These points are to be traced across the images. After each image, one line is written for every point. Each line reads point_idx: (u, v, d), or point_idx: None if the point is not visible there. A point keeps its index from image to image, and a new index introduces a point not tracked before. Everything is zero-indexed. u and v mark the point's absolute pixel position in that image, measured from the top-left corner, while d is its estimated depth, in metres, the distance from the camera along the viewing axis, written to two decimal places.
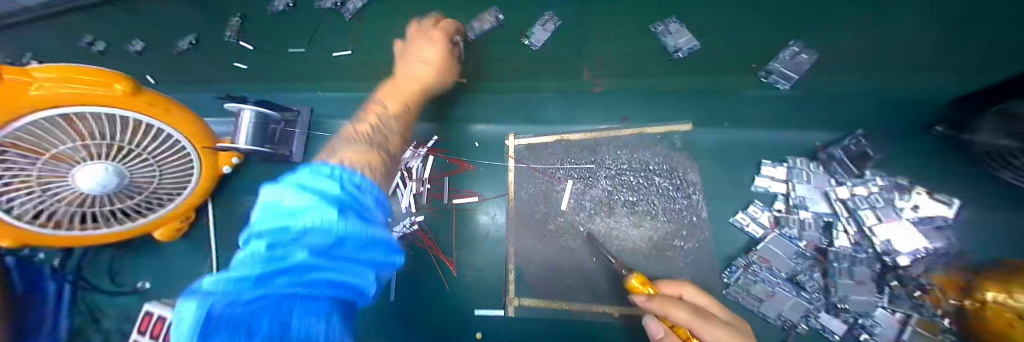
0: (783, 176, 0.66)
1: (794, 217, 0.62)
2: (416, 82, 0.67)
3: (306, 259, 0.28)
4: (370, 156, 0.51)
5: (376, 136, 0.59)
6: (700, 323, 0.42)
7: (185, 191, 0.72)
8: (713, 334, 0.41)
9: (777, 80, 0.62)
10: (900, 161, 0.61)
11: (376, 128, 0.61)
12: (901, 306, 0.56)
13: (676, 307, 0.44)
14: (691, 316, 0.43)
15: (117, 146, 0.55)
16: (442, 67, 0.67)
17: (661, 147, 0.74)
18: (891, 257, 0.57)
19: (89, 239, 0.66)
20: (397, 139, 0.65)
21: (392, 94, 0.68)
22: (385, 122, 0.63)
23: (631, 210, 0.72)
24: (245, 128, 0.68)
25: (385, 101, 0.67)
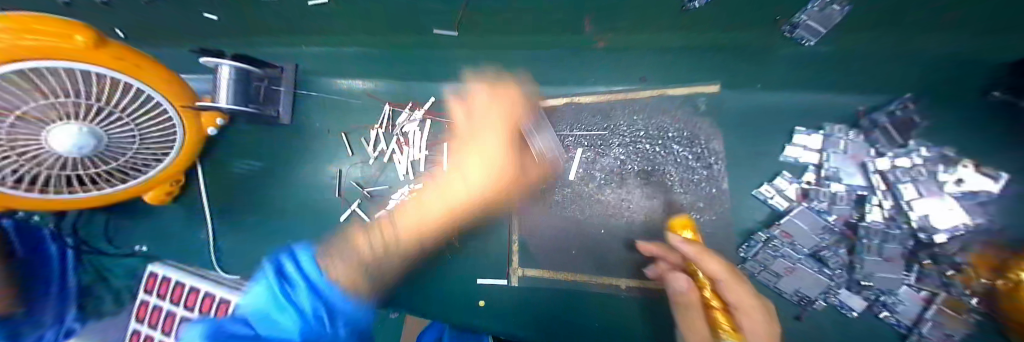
0: (817, 145, 0.59)
1: (826, 190, 0.57)
2: (463, 196, 0.66)
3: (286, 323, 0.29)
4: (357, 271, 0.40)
5: (379, 252, 0.48)
6: (733, 282, 0.45)
7: (171, 154, 0.68)
8: (734, 295, 0.44)
9: (803, 35, 0.52)
10: (949, 128, 0.55)
11: (381, 249, 0.49)
12: (928, 284, 0.53)
13: (715, 263, 0.46)
14: (728, 274, 0.45)
15: (88, 105, 0.48)
16: (488, 193, 0.69)
17: (682, 112, 0.67)
18: (927, 235, 0.51)
19: (75, 203, 0.64)
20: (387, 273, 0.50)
21: (431, 199, 0.64)
22: (395, 244, 0.53)
23: (644, 181, 0.67)
24: (223, 85, 0.63)
25: (417, 205, 0.62)
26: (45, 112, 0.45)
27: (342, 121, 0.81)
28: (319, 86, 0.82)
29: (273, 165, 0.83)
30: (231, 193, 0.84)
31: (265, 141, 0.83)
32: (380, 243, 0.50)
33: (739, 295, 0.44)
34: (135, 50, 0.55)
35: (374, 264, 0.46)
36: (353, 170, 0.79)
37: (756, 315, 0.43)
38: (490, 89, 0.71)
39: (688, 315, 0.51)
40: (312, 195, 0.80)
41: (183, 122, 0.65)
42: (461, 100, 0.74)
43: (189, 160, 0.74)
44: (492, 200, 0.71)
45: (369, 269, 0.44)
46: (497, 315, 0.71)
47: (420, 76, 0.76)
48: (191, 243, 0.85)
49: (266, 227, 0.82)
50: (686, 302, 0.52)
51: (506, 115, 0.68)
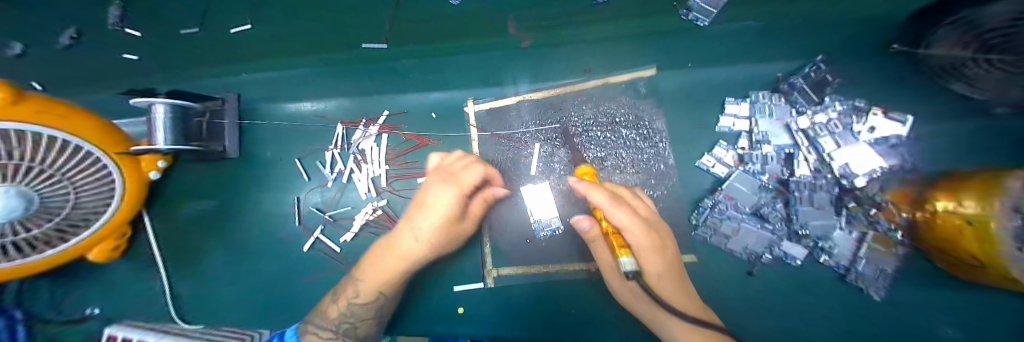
0: (746, 112, 0.64)
1: (757, 152, 0.62)
2: (414, 239, 0.64)
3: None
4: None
5: (345, 324, 0.63)
6: (611, 208, 0.53)
7: (112, 206, 0.65)
8: (614, 218, 0.53)
9: (698, 16, 0.53)
10: (843, 89, 0.63)
11: (339, 315, 0.63)
12: (858, 225, 0.58)
13: (596, 195, 0.53)
14: (607, 202, 0.53)
15: (24, 167, 0.47)
16: (439, 225, 0.64)
17: (627, 97, 0.71)
18: (849, 180, 0.58)
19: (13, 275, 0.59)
20: (366, 323, 0.65)
21: (372, 266, 0.65)
22: (351, 312, 0.63)
23: (600, 167, 0.70)
24: (159, 125, 0.61)
25: (365, 278, 0.65)
26: None
27: (293, 147, 0.80)
28: (272, 114, 0.81)
29: (229, 201, 0.80)
30: (188, 237, 0.80)
31: (219, 178, 0.81)
32: (354, 299, 0.63)
33: (617, 217, 0.53)
34: (46, 99, 0.54)
35: (348, 332, 0.63)
36: (312, 195, 0.78)
37: (636, 233, 0.54)
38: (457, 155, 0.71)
39: (601, 249, 0.60)
40: (274, 226, 0.78)
41: (120, 172, 0.64)
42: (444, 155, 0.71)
43: (133, 209, 0.70)
44: (442, 243, 0.67)
45: (343, 336, 0.62)
46: (475, 319, 0.72)
47: (370, 91, 0.76)
48: (142, 300, 0.79)
49: (229, 268, 0.79)
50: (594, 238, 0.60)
51: (458, 178, 0.65)
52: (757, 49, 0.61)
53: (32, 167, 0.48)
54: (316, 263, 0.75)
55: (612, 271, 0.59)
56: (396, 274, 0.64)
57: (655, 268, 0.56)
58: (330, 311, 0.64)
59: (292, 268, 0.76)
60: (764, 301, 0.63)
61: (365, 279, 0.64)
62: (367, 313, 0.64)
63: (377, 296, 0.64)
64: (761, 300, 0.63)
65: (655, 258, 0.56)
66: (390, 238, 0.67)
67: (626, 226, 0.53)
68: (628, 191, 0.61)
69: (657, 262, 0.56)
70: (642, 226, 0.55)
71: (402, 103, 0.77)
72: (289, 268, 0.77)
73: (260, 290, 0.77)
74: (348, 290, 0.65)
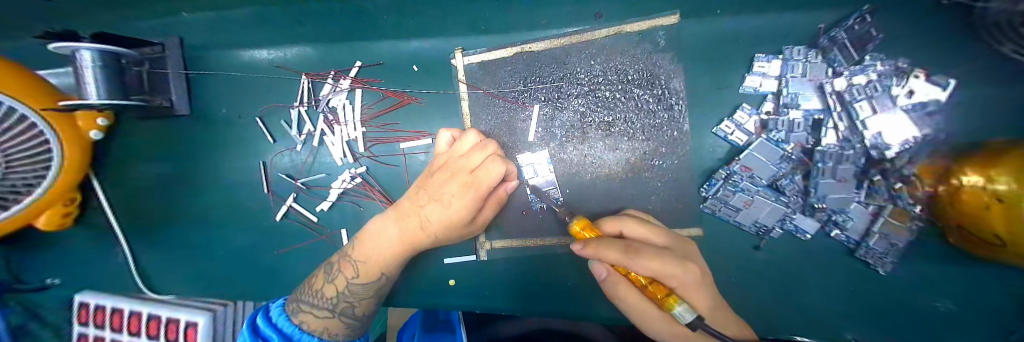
0: (776, 72, 0.56)
1: (783, 118, 0.54)
2: (423, 227, 0.54)
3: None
4: (335, 321, 0.55)
5: (341, 303, 0.55)
6: (629, 261, 0.38)
7: (53, 168, 0.57)
8: (644, 267, 0.38)
9: None
10: (887, 46, 0.54)
11: (334, 296, 0.55)
12: (877, 199, 0.53)
13: (606, 249, 0.39)
14: (621, 256, 0.38)
15: None
16: (447, 221, 0.53)
17: (642, 49, 0.61)
18: (878, 151, 0.50)
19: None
20: (365, 303, 0.57)
21: (370, 246, 0.56)
22: (351, 292, 0.55)
23: (607, 133, 0.63)
24: (89, 77, 0.52)
25: (363, 259, 0.55)
26: None
27: (252, 104, 0.70)
28: (218, 64, 0.69)
29: (193, 165, 0.73)
30: (150, 203, 0.74)
31: (176, 140, 0.72)
32: (354, 279, 0.55)
33: (647, 267, 0.38)
34: None
35: (348, 311, 0.55)
36: (282, 159, 0.70)
37: (674, 273, 0.39)
38: (473, 140, 0.56)
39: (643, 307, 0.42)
40: (245, 194, 0.72)
41: (59, 135, 0.56)
42: (456, 137, 0.60)
43: (76, 174, 0.62)
44: (448, 235, 0.57)
45: (340, 315, 0.55)
46: (468, 290, 0.71)
47: (338, 36, 0.65)
48: (113, 269, 0.76)
49: (201, 236, 0.74)
50: (622, 295, 0.43)
51: (477, 179, 0.50)
52: None
53: None
54: (292, 233, 0.71)
55: (655, 318, 0.42)
56: (398, 257, 0.56)
57: (706, 307, 0.42)
58: (326, 288, 0.55)
59: (271, 237, 0.72)
60: (751, 271, 0.63)
61: (364, 256, 0.56)
62: (369, 294, 0.57)
63: (380, 277, 0.56)
64: (749, 271, 0.63)
65: (699, 294, 0.42)
66: (392, 213, 0.56)
67: (660, 270, 0.38)
68: (634, 222, 0.48)
69: (701, 298, 0.42)
70: (673, 257, 0.41)
71: (376, 52, 0.66)
72: (265, 237, 0.72)
73: (241, 259, 0.73)
74: (348, 266, 0.56)
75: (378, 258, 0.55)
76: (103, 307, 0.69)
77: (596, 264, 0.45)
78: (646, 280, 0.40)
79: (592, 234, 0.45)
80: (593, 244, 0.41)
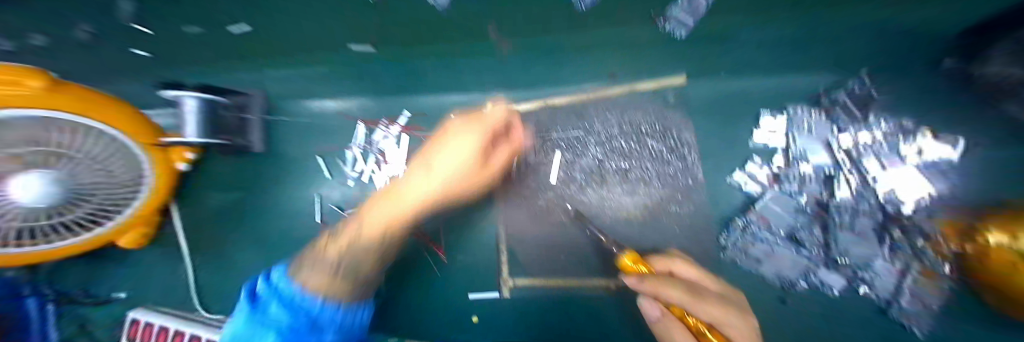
0: (782, 128, 0.61)
1: (793, 172, 0.59)
2: (416, 193, 0.57)
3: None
4: (338, 276, 0.48)
5: (345, 255, 0.50)
6: (694, 301, 0.41)
7: (142, 195, 0.65)
8: (706, 311, 0.40)
9: (674, 27, 0.58)
10: (898, 109, 0.57)
11: (342, 249, 0.51)
12: (903, 255, 0.54)
13: (668, 288, 0.42)
14: (685, 295, 0.41)
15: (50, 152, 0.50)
16: (465, 161, 0.57)
17: (653, 106, 0.68)
18: (894, 206, 0.54)
19: (47, 255, 0.62)
20: (365, 267, 0.52)
21: (382, 205, 0.57)
22: (355, 247, 0.52)
23: (624, 178, 0.68)
24: (188, 119, 0.64)
25: (370, 213, 0.56)
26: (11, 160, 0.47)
27: (314, 142, 0.81)
28: (289, 111, 0.82)
29: (253, 194, 0.82)
30: (210, 227, 0.82)
31: (242, 171, 0.82)
32: (359, 233, 0.54)
33: (708, 312, 0.40)
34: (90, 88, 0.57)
35: (347, 268, 0.49)
36: (332, 192, 0.78)
37: (733, 323, 0.41)
38: (453, 120, 0.65)
39: None
40: (294, 221, 0.79)
41: (155, 169, 0.65)
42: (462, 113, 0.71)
43: (163, 201, 0.71)
44: (463, 184, 0.61)
45: (342, 272, 0.48)
46: (492, 327, 0.71)
47: (391, 90, 0.76)
48: (168, 286, 0.82)
49: (250, 261, 0.81)
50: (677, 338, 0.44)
51: (483, 117, 0.61)
52: (777, 64, 0.62)
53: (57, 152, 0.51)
54: None
55: None
56: (403, 220, 0.57)
57: None
58: (329, 249, 0.52)
59: None
60: (795, 336, 0.59)
61: (363, 221, 0.55)
62: (372, 252, 0.54)
63: (386, 238, 0.55)
64: (793, 333, 0.59)
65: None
66: (395, 186, 0.60)
67: (719, 318, 0.41)
68: (685, 262, 0.51)
69: None
70: (730, 309, 0.44)
71: (424, 103, 0.77)
72: None
73: None
74: (343, 237, 0.54)
75: (394, 212, 0.55)
76: (151, 325, 0.73)
77: (648, 301, 0.48)
78: (704, 326, 0.40)
79: (645, 268, 0.48)
80: (651, 280, 0.44)
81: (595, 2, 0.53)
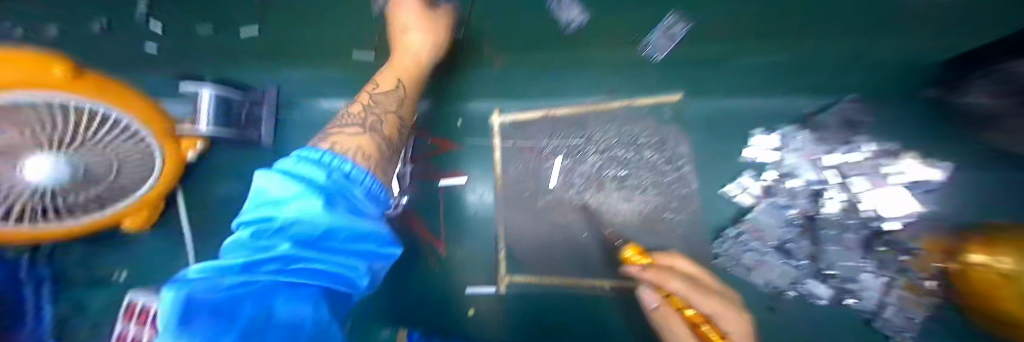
0: (775, 144, 0.64)
1: (783, 186, 0.62)
2: (413, 58, 0.59)
3: (288, 249, 0.25)
4: (367, 139, 0.44)
5: (370, 117, 0.49)
6: (693, 292, 0.44)
7: (152, 178, 0.65)
8: (705, 303, 0.42)
9: (651, 51, 0.68)
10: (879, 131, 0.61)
11: (365, 107, 0.50)
12: (888, 269, 0.56)
13: (670, 279, 0.45)
14: (684, 287, 0.44)
15: (60, 136, 0.42)
16: (431, 38, 0.60)
17: (651, 120, 0.71)
18: (879, 223, 0.58)
19: (43, 236, 0.58)
20: (392, 126, 0.51)
21: (391, 70, 0.58)
22: (375, 102, 0.52)
23: (621, 185, 0.70)
24: (201, 111, 0.66)
25: (381, 77, 0.57)
26: (32, 141, 0.40)
27: None
28: (297, 111, 0.84)
29: None
30: (215, 216, 0.84)
31: (249, 163, 0.84)
32: (375, 89, 0.55)
33: (707, 303, 0.43)
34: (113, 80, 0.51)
35: (375, 127, 0.48)
36: None
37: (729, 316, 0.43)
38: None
39: None
40: None
41: (166, 154, 0.64)
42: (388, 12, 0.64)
43: (166, 188, 0.72)
44: (439, 49, 0.62)
45: (370, 132, 0.46)
46: (488, 323, 0.71)
47: None
48: (165, 273, 0.81)
49: None
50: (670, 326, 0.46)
51: (410, 2, 0.60)
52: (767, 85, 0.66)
53: (75, 137, 0.44)
54: None
55: None
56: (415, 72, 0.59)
57: None
58: (352, 107, 0.51)
59: None
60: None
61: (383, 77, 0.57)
62: (404, 114, 0.55)
63: (399, 85, 0.56)
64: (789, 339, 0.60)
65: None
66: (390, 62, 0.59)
67: (717, 309, 0.42)
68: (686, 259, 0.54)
69: None
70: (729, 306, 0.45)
71: None
72: None
73: None
74: (364, 97, 0.53)
75: (404, 70, 0.58)
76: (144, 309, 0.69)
77: (648, 290, 0.50)
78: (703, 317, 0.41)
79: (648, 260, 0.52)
80: (654, 269, 0.48)
81: (584, 23, 0.68)
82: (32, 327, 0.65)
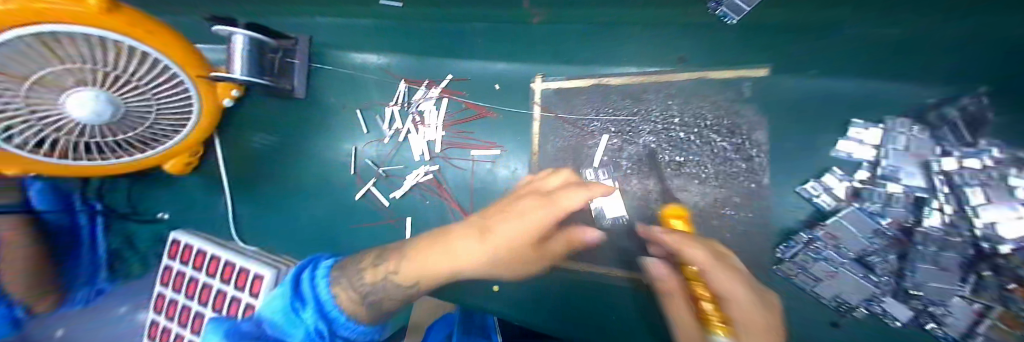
0: (875, 140, 0.53)
1: (880, 190, 0.52)
2: (451, 258, 0.60)
3: (273, 314, 0.53)
4: (350, 294, 0.59)
5: (380, 285, 0.61)
6: (715, 271, 0.43)
7: (191, 123, 0.64)
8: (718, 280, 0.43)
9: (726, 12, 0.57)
10: None
11: (374, 283, 0.61)
12: (983, 296, 0.46)
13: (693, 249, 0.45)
14: (705, 262, 0.44)
15: (107, 73, 0.44)
16: (525, 232, 0.58)
17: (724, 97, 0.61)
18: (991, 244, 0.45)
19: (86, 171, 0.60)
20: (397, 293, 0.62)
21: (435, 244, 0.62)
22: (382, 286, 0.61)
23: (676, 172, 0.62)
24: (236, 56, 0.60)
25: (406, 259, 0.63)
26: (69, 77, 0.41)
27: (358, 97, 0.81)
28: (333, 60, 0.80)
29: (294, 140, 0.83)
30: (248, 167, 0.84)
31: (281, 116, 0.83)
32: (393, 275, 0.62)
33: (722, 285, 0.43)
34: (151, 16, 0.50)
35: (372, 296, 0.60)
36: (368, 148, 0.80)
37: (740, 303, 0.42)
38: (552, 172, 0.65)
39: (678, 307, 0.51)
40: (332, 173, 0.81)
41: (202, 99, 0.62)
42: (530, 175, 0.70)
43: (205, 134, 0.72)
44: (502, 259, 0.62)
45: (367, 302, 0.60)
46: (512, 299, 0.72)
47: (436, 52, 0.75)
48: (211, 215, 0.86)
49: (286, 204, 0.84)
50: (672, 295, 0.52)
51: (555, 195, 0.58)
52: (883, 65, 0.53)
53: (113, 74, 0.45)
54: (364, 213, 0.79)
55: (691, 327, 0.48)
56: (439, 271, 0.61)
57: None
58: (367, 273, 0.62)
59: (344, 213, 0.80)
60: None
61: (406, 259, 0.63)
62: (400, 294, 0.62)
63: (414, 284, 0.62)
64: None
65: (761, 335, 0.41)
66: (444, 233, 0.64)
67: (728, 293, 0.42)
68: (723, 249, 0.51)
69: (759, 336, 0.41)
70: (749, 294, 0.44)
71: (465, 69, 0.75)
72: (339, 212, 0.81)
73: (316, 228, 0.82)
74: (389, 265, 0.63)
75: (427, 273, 0.61)
76: (189, 248, 0.76)
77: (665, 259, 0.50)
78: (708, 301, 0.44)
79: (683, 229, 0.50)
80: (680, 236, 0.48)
81: None
82: (89, 257, 0.78)
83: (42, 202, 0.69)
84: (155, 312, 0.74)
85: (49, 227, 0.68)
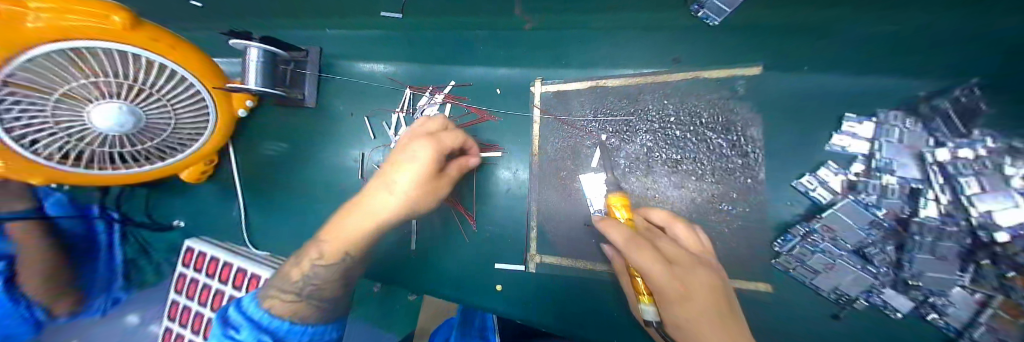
0: (868, 133, 0.54)
1: (875, 182, 0.52)
2: (369, 219, 0.51)
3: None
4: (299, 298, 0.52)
5: (307, 285, 0.53)
6: (632, 253, 0.44)
7: (207, 132, 0.67)
8: (647, 267, 0.43)
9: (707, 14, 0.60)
10: None
11: (301, 274, 0.53)
12: (983, 286, 0.46)
13: (614, 231, 0.48)
14: (625, 242, 0.46)
15: (129, 85, 0.49)
16: (421, 179, 0.51)
17: (718, 96, 0.63)
18: (986, 233, 0.45)
19: (106, 181, 0.63)
20: (335, 285, 0.55)
21: (350, 211, 0.53)
22: (314, 273, 0.53)
23: (673, 169, 0.64)
24: (251, 68, 0.64)
25: (323, 240, 0.54)
26: (94, 88, 0.46)
27: (364, 104, 0.84)
28: (341, 70, 0.84)
29: (304, 147, 0.86)
30: (260, 174, 0.88)
31: (291, 124, 0.86)
32: (318, 261, 0.53)
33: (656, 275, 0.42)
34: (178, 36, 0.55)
35: (314, 293, 0.53)
36: (374, 154, 0.82)
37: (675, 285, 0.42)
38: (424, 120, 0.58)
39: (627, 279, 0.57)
40: (340, 178, 0.84)
41: (218, 110, 0.65)
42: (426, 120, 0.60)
43: (220, 143, 0.74)
44: (422, 201, 0.53)
45: (308, 298, 0.52)
46: (514, 300, 0.73)
47: (440, 59, 0.78)
48: (224, 222, 0.89)
49: (295, 209, 0.86)
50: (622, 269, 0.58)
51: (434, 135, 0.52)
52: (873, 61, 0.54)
53: (135, 86, 0.49)
54: None
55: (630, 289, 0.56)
56: (359, 240, 0.52)
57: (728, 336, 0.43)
58: (292, 271, 0.54)
59: None
60: None
61: (326, 240, 0.54)
62: (337, 275, 0.54)
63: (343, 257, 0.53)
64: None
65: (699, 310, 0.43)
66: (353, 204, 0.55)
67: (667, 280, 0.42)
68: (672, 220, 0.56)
69: (703, 309, 0.42)
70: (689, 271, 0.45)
71: (468, 75, 0.78)
72: None
73: None
74: (309, 256, 0.54)
75: (343, 241, 0.51)
76: (203, 254, 0.78)
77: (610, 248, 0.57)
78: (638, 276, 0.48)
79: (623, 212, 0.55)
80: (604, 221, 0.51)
81: None
82: (106, 256, 0.80)
83: (52, 209, 0.72)
84: (170, 319, 0.77)
85: (51, 233, 0.69)
